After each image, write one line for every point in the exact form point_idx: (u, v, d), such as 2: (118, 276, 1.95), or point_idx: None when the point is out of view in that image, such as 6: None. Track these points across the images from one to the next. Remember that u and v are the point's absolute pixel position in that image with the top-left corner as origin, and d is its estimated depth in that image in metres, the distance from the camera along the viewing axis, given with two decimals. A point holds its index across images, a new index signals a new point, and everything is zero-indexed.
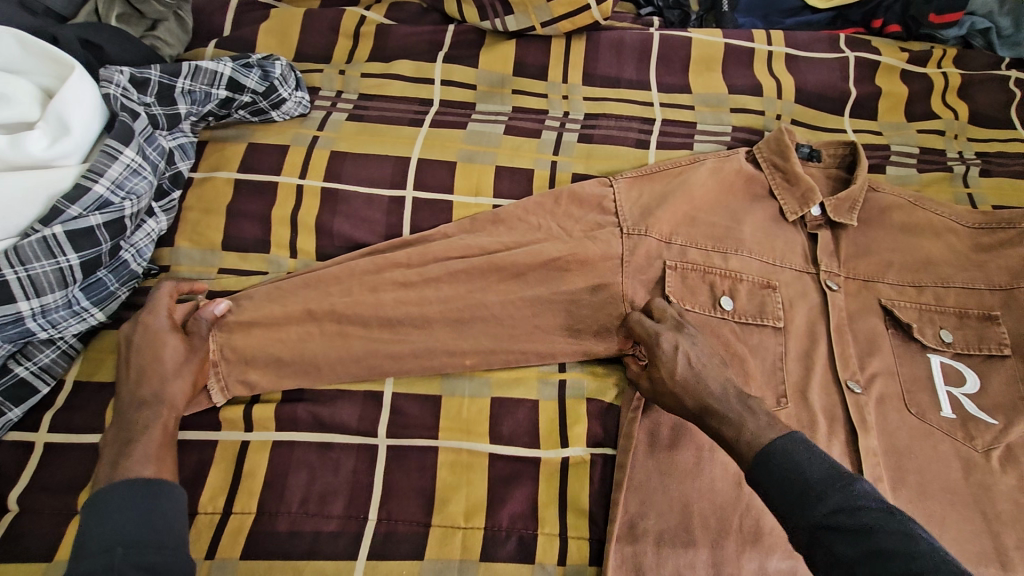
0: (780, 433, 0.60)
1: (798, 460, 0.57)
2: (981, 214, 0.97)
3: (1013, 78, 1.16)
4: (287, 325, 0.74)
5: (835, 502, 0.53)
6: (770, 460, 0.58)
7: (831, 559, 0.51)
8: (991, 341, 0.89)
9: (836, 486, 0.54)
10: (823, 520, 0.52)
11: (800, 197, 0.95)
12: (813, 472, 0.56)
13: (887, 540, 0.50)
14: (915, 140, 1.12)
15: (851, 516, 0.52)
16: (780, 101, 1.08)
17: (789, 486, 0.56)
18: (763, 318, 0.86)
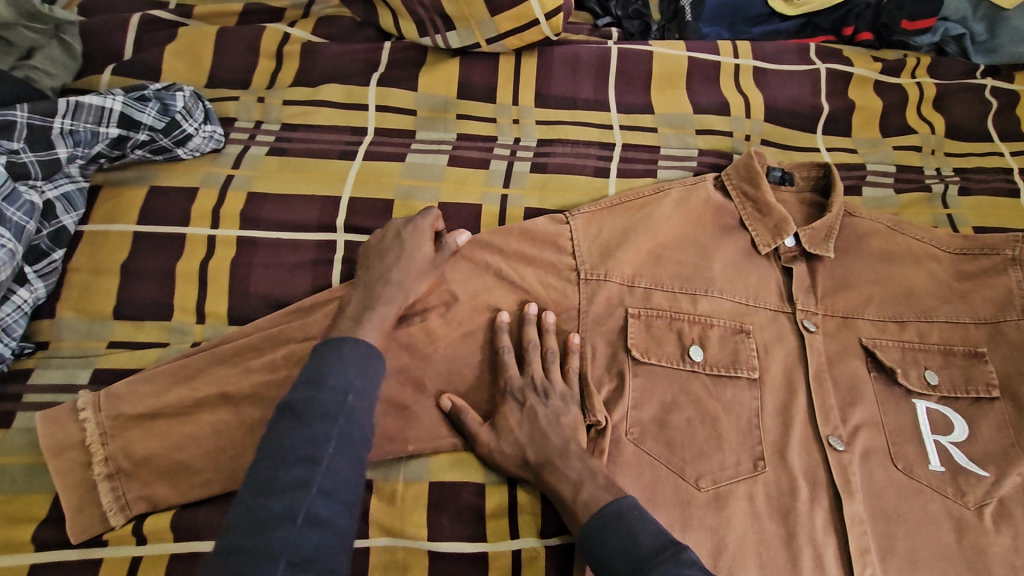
0: (617, 496, 0.60)
1: (635, 525, 0.56)
2: (963, 239, 0.91)
3: (988, 87, 1.10)
4: (189, 414, 0.64)
5: (661, 573, 0.51)
6: (606, 520, 0.58)
7: None
8: (978, 382, 0.83)
9: (664, 556, 0.53)
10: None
11: (773, 228, 0.87)
12: (644, 543, 0.54)
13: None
14: (891, 158, 1.05)
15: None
16: (749, 119, 1.00)
17: (619, 561, 0.54)
18: (737, 369, 0.78)
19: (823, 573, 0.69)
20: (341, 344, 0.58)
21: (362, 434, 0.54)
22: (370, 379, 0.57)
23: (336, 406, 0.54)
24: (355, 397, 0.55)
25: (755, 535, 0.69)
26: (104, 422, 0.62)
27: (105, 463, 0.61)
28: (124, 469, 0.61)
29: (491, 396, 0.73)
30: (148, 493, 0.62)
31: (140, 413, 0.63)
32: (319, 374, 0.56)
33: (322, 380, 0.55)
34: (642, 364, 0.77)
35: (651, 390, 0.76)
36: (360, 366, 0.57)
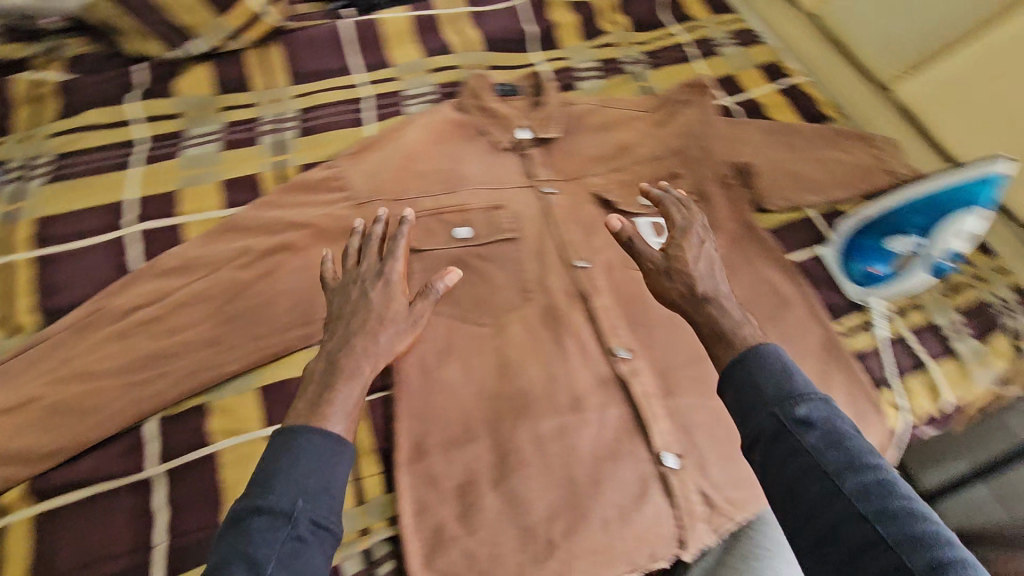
0: (757, 344, 0.67)
1: (786, 367, 0.62)
2: (650, 100, 1.20)
3: None
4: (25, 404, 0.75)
5: (811, 408, 0.59)
6: (745, 362, 0.65)
7: (794, 452, 0.56)
8: (681, 193, 1.09)
9: (794, 400, 0.59)
10: (795, 421, 0.58)
11: (504, 126, 1.11)
12: (796, 381, 0.61)
13: (849, 444, 0.56)
14: (593, 56, 1.33)
15: (826, 423, 0.58)
16: (471, 53, 1.23)
17: (767, 387, 0.62)
18: (498, 234, 0.98)
19: (587, 351, 0.89)
20: (335, 449, 0.63)
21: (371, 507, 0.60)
22: (321, 473, 0.61)
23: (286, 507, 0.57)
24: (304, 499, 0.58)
25: (529, 343, 0.88)
26: None
27: None
28: None
29: (298, 312, 0.86)
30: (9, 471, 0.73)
31: None
32: (271, 475, 0.60)
33: (296, 477, 0.59)
34: (422, 252, 0.96)
35: (433, 268, 0.94)
36: (319, 465, 0.61)
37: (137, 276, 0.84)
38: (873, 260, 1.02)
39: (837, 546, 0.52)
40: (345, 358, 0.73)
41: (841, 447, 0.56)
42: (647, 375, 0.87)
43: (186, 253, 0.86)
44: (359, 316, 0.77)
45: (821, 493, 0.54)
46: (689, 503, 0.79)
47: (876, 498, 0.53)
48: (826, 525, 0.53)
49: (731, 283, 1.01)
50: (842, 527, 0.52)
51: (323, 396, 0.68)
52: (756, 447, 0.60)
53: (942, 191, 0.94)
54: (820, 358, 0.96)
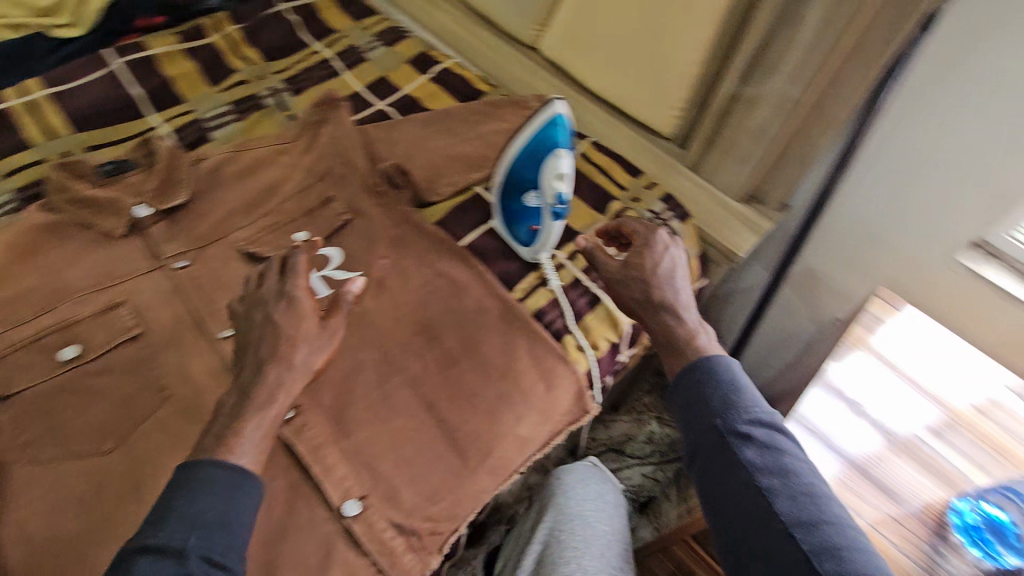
0: (698, 358, 0.80)
1: (734, 381, 0.77)
2: (292, 129, 1.14)
3: (284, 10, 1.42)
4: None
5: (757, 424, 0.74)
6: (704, 367, 0.78)
7: (724, 460, 0.73)
8: (332, 218, 1.05)
9: (770, 427, 0.74)
10: (739, 430, 0.73)
11: (113, 211, 0.97)
12: (742, 396, 0.76)
13: (781, 458, 0.72)
14: (223, 99, 1.23)
15: (759, 435, 0.73)
16: (60, 138, 1.08)
17: (715, 398, 0.76)
18: (116, 339, 0.89)
19: None
20: (241, 486, 0.67)
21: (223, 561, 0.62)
22: (234, 501, 0.66)
23: (216, 520, 0.63)
24: (197, 536, 0.62)
25: (166, 447, 0.83)
26: None
27: None
28: None
29: None
30: None
31: None
32: (167, 512, 0.63)
33: (196, 511, 0.63)
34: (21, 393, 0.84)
35: (37, 405, 0.83)
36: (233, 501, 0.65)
37: None
38: (525, 223, 1.00)
39: (755, 543, 0.68)
40: (269, 376, 0.75)
41: (778, 464, 0.71)
42: (317, 427, 0.82)
43: None
44: (268, 340, 0.77)
45: (748, 488, 0.70)
46: (384, 542, 0.77)
47: (791, 501, 0.68)
48: (746, 529, 0.69)
49: (401, 291, 0.98)
50: (758, 511, 0.69)
51: (236, 427, 0.71)
52: (703, 450, 0.75)
53: (531, 141, 0.94)
54: (502, 331, 0.95)
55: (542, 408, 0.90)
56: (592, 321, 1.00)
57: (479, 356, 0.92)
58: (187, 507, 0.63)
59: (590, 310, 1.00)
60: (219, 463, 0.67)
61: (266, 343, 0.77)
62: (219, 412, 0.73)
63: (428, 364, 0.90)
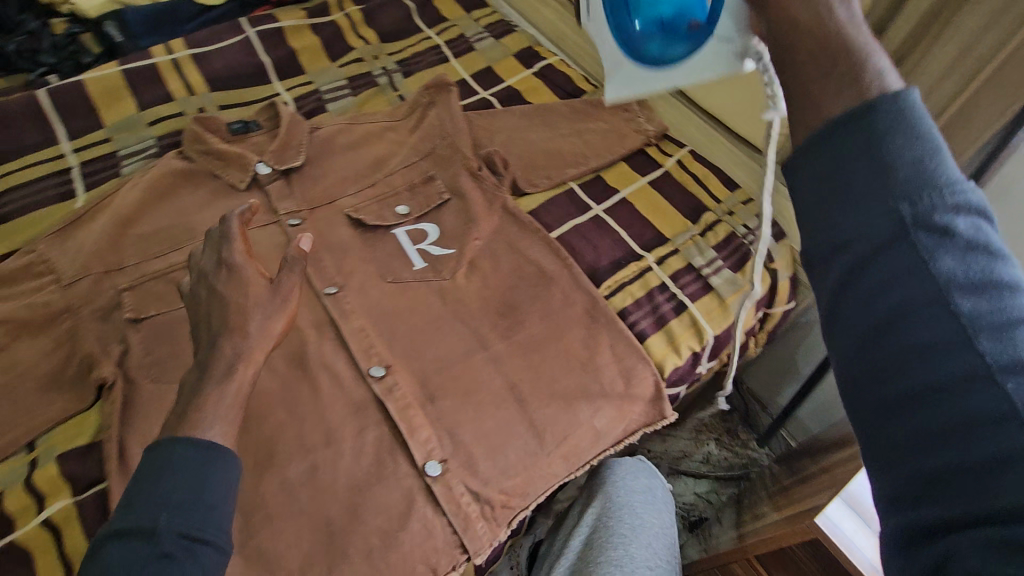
0: (866, 96, 0.43)
1: (926, 147, 0.41)
2: (402, 108, 1.20)
3: None
4: None
5: (961, 209, 0.40)
6: (882, 120, 0.42)
7: (868, 263, 0.41)
8: (435, 195, 1.09)
9: (974, 234, 0.40)
10: (922, 216, 0.40)
11: (240, 166, 1.05)
12: (934, 164, 0.41)
13: (977, 264, 0.39)
14: (340, 74, 1.30)
15: (961, 231, 0.40)
16: (196, 95, 1.17)
17: (889, 162, 0.41)
18: None
19: (339, 381, 0.85)
20: (211, 455, 0.59)
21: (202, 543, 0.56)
22: (208, 480, 0.59)
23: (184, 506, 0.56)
24: (168, 516, 0.55)
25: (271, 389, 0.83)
26: None
27: None
28: None
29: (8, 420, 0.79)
30: None
31: None
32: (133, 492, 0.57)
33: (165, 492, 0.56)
34: (144, 320, 0.87)
35: (160, 334, 0.86)
36: (210, 470, 0.59)
37: None
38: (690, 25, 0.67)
39: (939, 417, 0.37)
40: (220, 351, 0.68)
41: (979, 277, 0.39)
42: (405, 388, 0.85)
43: None
44: (219, 314, 0.71)
45: (929, 329, 0.39)
46: (460, 506, 0.77)
47: (990, 333, 0.37)
48: (902, 389, 0.39)
49: (492, 272, 1.01)
50: (950, 363, 0.38)
51: (193, 405, 0.63)
52: (846, 242, 0.42)
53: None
54: (585, 324, 0.96)
55: (620, 403, 0.90)
56: (677, 327, 0.99)
57: (563, 345, 0.93)
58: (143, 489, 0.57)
59: (675, 316, 1.00)
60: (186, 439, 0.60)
61: (215, 318, 0.71)
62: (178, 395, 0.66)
63: (513, 345, 0.92)
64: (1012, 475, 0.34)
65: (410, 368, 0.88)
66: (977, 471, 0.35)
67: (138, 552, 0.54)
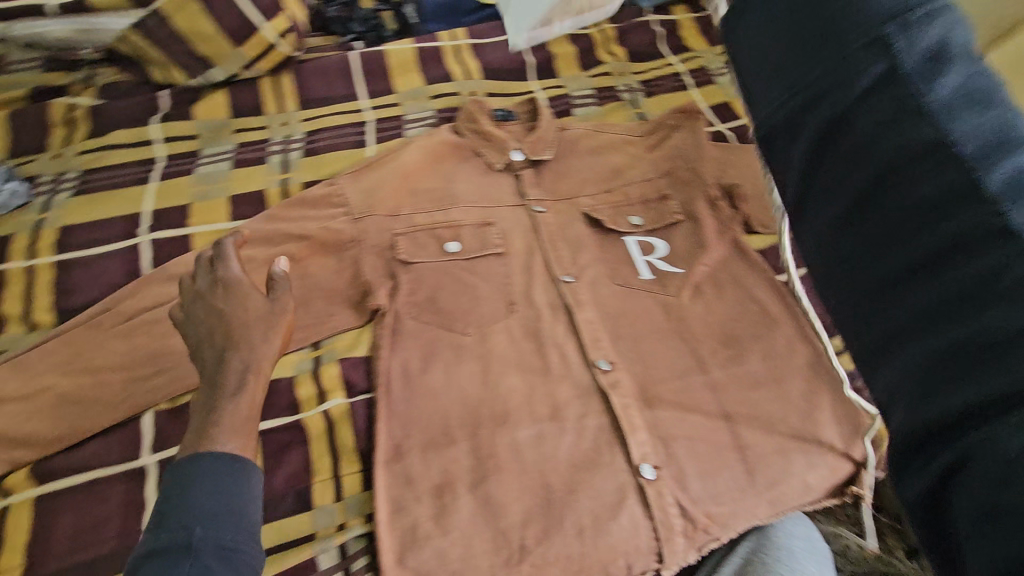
0: None
1: None
2: (643, 125, 1.24)
3: (655, 20, 1.52)
4: (15, 371, 0.79)
5: (959, 74, 0.38)
6: None
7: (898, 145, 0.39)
8: (669, 214, 1.12)
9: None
10: (931, 97, 0.38)
11: (499, 148, 1.15)
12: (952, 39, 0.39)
13: (991, 117, 0.37)
14: (589, 84, 1.37)
15: (965, 91, 0.38)
16: (471, 81, 1.29)
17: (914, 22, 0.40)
18: (485, 248, 1.02)
19: (567, 363, 0.91)
20: (207, 469, 0.63)
21: (227, 549, 0.60)
22: (239, 493, 0.64)
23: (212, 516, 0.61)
24: (199, 525, 0.60)
25: (509, 353, 0.91)
26: None
27: None
28: None
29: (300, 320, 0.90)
30: (9, 457, 0.74)
31: None
32: (184, 485, 0.63)
33: (189, 504, 0.61)
34: (411, 265, 0.98)
35: (421, 280, 0.97)
36: (225, 480, 0.64)
37: (149, 280, 0.89)
38: None
39: (959, 293, 0.36)
40: (231, 363, 0.74)
41: (990, 126, 0.37)
42: (627, 387, 0.89)
43: (195, 255, 0.93)
44: (220, 331, 0.77)
45: (935, 186, 0.37)
46: (667, 514, 0.80)
47: (1013, 177, 0.35)
48: (901, 263, 0.39)
49: (717, 301, 1.02)
50: (952, 233, 0.36)
51: (213, 414, 0.70)
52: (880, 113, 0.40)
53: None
54: (807, 377, 0.95)
55: (834, 464, 0.89)
56: None
57: (780, 390, 0.93)
58: (189, 487, 0.63)
59: None
60: (218, 453, 0.66)
61: (240, 322, 0.78)
62: (225, 386, 0.73)
63: (731, 375, 0.94)
64: (994, 340, 0.34)
65: (630, 369, 0.92)
66: (950, 250, 0.36)
67: (170, 557, 0.58)
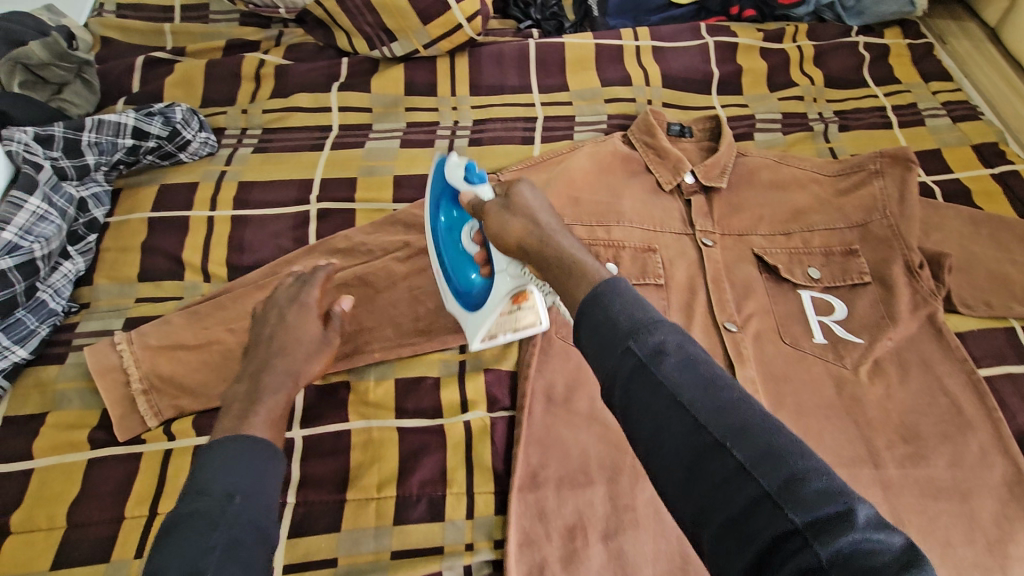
0: (600, 283, 0.59)
1: (618, 299, 0.56)
2: (838, 163, 1.09)
3: (860, 43, 1.33)
4: (188, 323, 0.81)
5: (664, 337, 0.53)
6: (613, 292, 0.57)
7: (645, 396, 0.51)
8: (853, 272, 0.98)
9: (639, 327, 0.53)
10: (648, 354, 0.52)
11: (672, 168, 1.06)
12: (650, 311, 0.55)
13: (702, 370, 0.52)
14: (777, 107, 1.23)
15: (677, 350, 0.52)
16: (648, 87, 1.20)
17: (622, 324, 0.54)
18: (645, 277, 0.95)
19: None
20: (263, 449, 0.62)
21: (255, 530, 0.55)
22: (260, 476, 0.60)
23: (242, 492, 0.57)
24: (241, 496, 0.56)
25: None
26: (138, 365, 0.78)
27: (140, 380, 0.78)
28: (154, 387, 0.78)
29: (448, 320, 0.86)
30: (176, 404, 0.78)
31: (160, 365, 0.79)
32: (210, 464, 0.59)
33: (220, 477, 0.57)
34: None
35: None
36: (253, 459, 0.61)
37: (315, 252, 0.92)
38: None
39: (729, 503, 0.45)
40: (272, 368, 0.74)
41: (699, 380, 0.51)
42: None
43: (360, 233, 0.93)
44: (267, 342, 0.77)
45: (691, 443, 0.48)
46: None
47: (737, 425, 0.48)
48: (693, 507, 0.47)
49: (899, 387, 0.89)
50: (705, 466, 0.47)
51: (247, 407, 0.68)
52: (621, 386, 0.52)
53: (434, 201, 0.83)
54: (999, 498, 0.81)
55: None
56: None
57: (968, 509, 0.80)
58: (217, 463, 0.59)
59: None
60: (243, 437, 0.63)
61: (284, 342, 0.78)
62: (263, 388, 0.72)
63: (909, 477, 0.81)
64: (804, 538, 0.42)
65: None
66: (695, 488, 0.47)
67: (204, 520, 0.54)
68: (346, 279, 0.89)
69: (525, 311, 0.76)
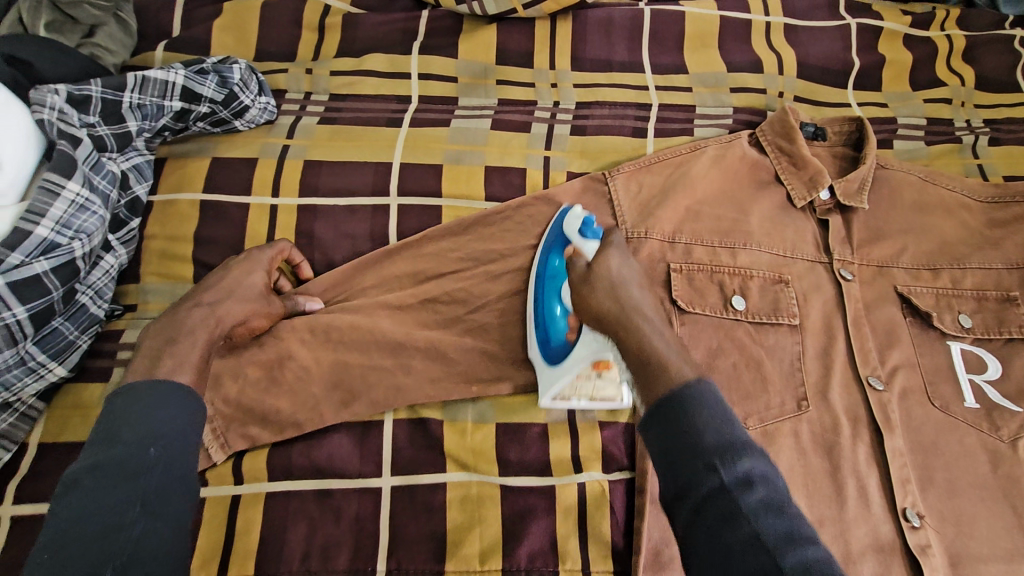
0: (687, 379, 0.54)
1: (707, 411, 0.51)
2: (993, 187, 0.92)
3: (1018, 37, 1.12)
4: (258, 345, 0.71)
5: (753, 466, 0.49)
6: (699, 401, 0.52)
7: (718, 523, 0.47)
8: (1011, 324, 0.85)
9: (726, 454, 0.49)
10: (734, 482, 0.48)
11: (808, 180, 0.89)
12: (737, 429, 0.51)
13: (786, 514, 0.48)
14: (922, 111, 1.07)
15: (764, 485, 0.49)
16: (781, 76, 1.02)
17: (709, 441, 0.50)
18: (778, 316, 0.82)
19: (866, 502, 0.74)
20: (176, 395, 0.57)
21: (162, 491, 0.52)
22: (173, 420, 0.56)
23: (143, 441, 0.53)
24: (160, 448, 0.53)
25: (793, 468, 0.75)
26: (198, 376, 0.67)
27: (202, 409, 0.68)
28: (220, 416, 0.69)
29: None
30: (243, 435, 0.69)
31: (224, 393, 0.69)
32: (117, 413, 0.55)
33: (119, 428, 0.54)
34: (687, 314, 0.81)
35: (697, 337, 0.81)
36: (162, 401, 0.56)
37: (402, 259, 0.78)
38: None
39: None
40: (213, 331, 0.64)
41: (784, 520, 0.47)
42: (937, 555, 0.72)
43: (450, 236, 0.79)
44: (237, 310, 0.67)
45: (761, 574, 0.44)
46: None
47: None
48: None
49: None
50: None
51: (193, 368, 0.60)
52: (691, 501, 0.48)
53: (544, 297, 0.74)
54: None
55: None
56: None
57: None
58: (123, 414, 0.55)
59: None
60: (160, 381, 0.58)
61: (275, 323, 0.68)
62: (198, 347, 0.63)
63: None
64: None
65: (939, 530, 0.74)
66: None
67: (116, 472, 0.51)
68: (437, 297, 0.77)
69: (604, 382, 0.72)
